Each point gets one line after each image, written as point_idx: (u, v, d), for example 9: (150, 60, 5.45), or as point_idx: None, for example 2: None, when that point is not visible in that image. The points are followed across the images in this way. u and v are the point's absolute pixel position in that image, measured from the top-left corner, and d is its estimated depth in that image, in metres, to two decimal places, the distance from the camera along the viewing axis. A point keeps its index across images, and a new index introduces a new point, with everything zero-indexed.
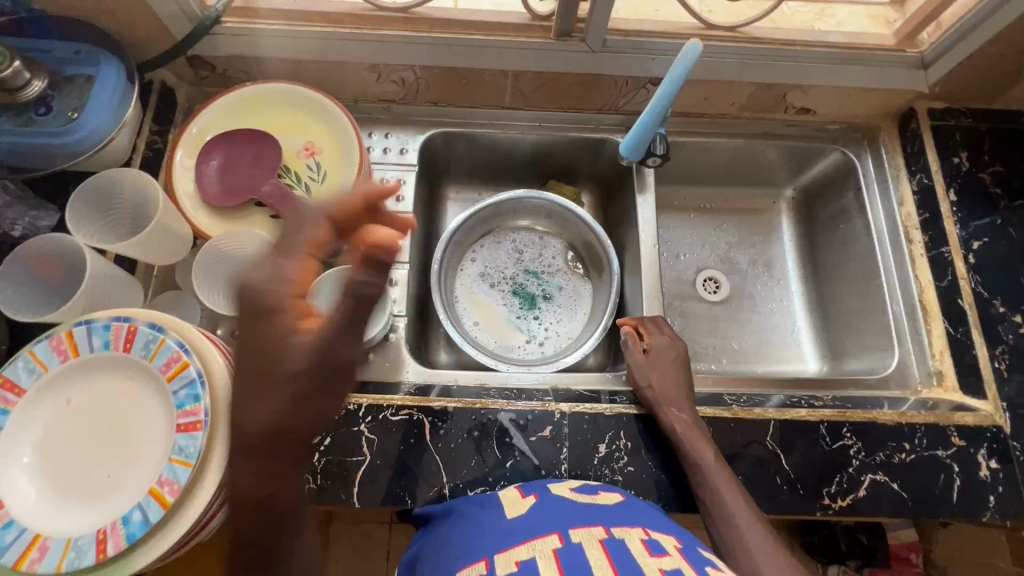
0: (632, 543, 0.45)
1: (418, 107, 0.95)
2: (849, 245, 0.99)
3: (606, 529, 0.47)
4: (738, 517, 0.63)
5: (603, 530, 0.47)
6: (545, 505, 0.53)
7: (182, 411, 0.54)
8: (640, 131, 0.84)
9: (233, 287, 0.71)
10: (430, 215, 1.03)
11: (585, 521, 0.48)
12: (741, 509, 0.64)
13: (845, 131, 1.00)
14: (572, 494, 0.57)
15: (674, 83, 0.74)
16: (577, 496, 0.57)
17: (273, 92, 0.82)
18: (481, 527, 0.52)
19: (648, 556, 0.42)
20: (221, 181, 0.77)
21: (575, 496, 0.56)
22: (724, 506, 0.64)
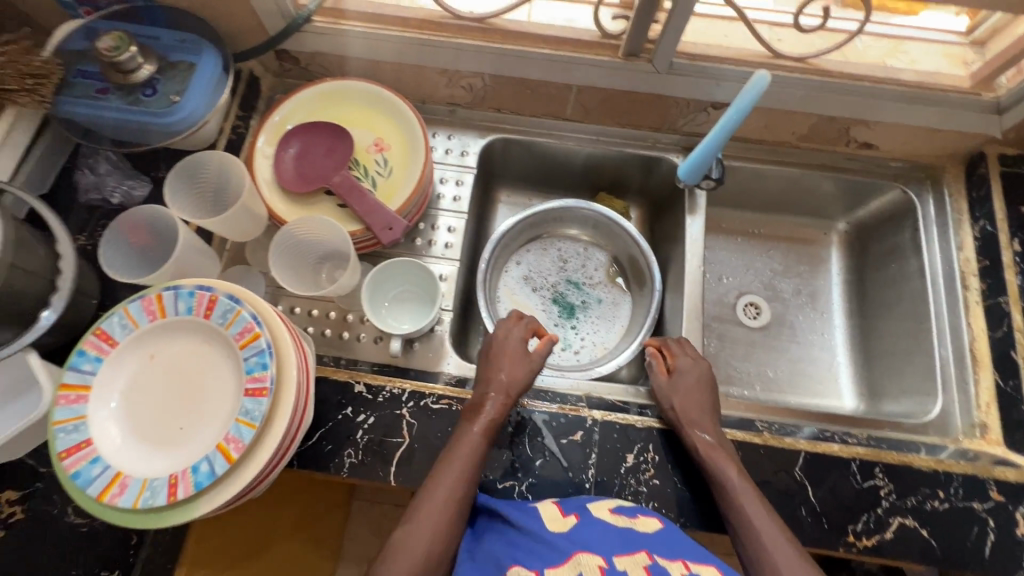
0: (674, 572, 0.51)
1: (482, 112, 0.99)
2: (900, 285, 0.98)
3: (649, 556, 0.53)
4: (764, 533, 0.62)
5: (646, 555, 0.53)
6: (588, 528, 0.58)
7: (251, 377, 0.60)
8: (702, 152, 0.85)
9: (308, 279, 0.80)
10: (482, 217, 1.07)
11: (628, 547, 0.55)
12: (768, 524, 0.63)
13: (909, 169, 0.98)
14: (611, 517, 0.62)
15: (740, 112, 0.75)
16: (617, 519, 0.61)
17: (349, 89, 0.88)
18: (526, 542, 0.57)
19: None
20: (296, 169, 0.83)
21: (614, 519, 0.61)
22: (747, 521, 0.64)
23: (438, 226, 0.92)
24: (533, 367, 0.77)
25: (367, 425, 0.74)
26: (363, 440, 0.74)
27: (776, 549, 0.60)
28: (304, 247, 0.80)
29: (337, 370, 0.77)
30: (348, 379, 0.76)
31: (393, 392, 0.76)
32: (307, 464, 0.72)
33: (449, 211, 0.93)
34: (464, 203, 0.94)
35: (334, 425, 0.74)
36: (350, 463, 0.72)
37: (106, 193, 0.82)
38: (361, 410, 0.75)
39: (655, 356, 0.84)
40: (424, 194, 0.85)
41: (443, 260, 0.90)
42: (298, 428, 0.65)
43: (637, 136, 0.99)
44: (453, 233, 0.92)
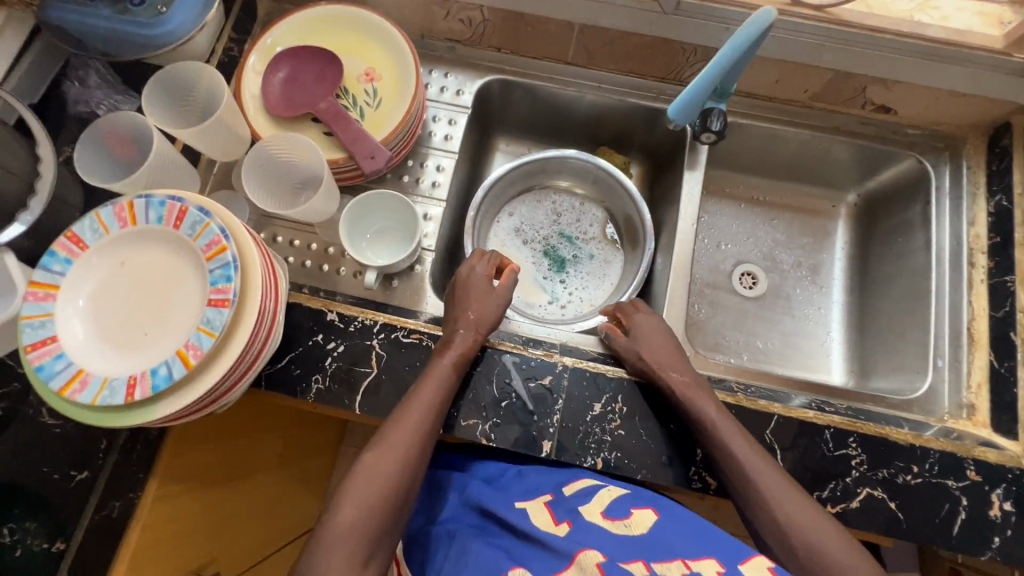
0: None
1: (481, 51, 0.95)
2: (904, 260, 0.93)
3: (646, 565, 0.51)
4: (748, 463, 0.63)
5: (644, 567, 0.51)
6: (584, 532, 0.57)
7: (214, 288, 0.60)
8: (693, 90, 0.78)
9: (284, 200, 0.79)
10: (476, 162, 1.05)
11: (625, 553, 0.53)
12: (750, 452, 0.64)
13: (927, 138, 0.92)
14: (606, 522, 0.59)
15: (737, 48, 0.70)
16: (611, 524, 0.59)
17: (343, 15, 0.85)
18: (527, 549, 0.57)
19: None
20: (283, 93, 0.81)
21: (609, 524, 0.58)
22: (730, 454, 0.65)
23: (427, 164, 0.90)
24: (501, 302, 0.79)
25: (336, 353, 0.74)
26: (331, 368, 0.74)
27: (761, 477, 0.62)
28: (284, 169, 0.79)
29: (311, 297, 0.77)
30: (321, 307, 0.76)
31: (364, 323, 0.75)
32: (275, 386, 0.73)
33: (439, 150, 0.91)
34: (456, 143, 0.91)
35: (304, 351, 0.74)
36: (317, 388, 0.73)
37: (94, 106, 0.81)
38: (332, 338, 0.75)
39: (609, 325, 0.84)
40: (412, 129, 0.83)
41: (430, 200, 0.88)
42: (262, 347, 0.65)
43: (641, 86, 0.95)
44: (442, 173, 0.90)
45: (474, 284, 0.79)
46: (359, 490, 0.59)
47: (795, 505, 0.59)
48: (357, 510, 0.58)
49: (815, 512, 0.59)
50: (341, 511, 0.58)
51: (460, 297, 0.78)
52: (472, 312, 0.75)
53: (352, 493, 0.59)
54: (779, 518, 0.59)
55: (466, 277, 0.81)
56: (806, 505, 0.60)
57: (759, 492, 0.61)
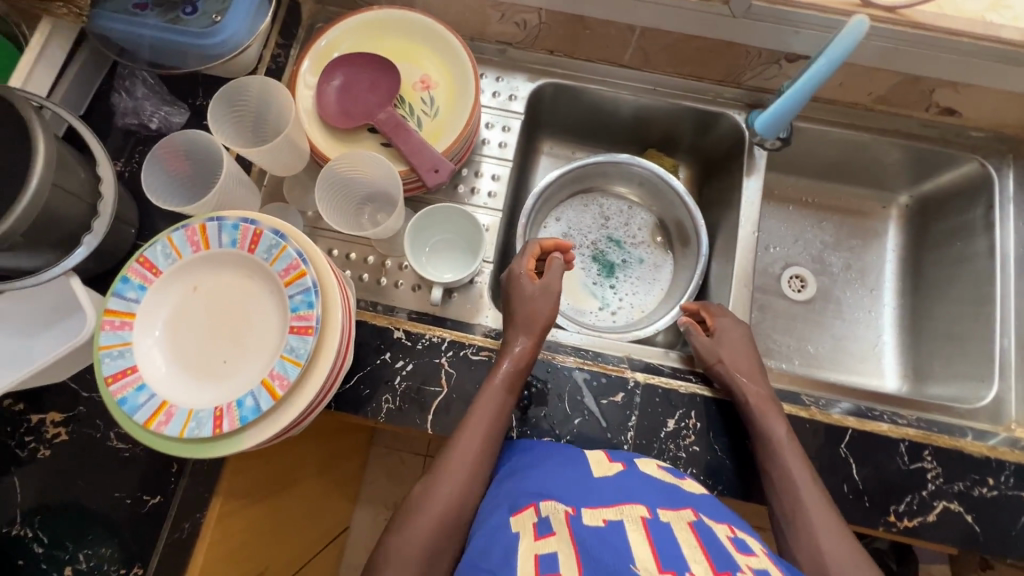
0: (721, 536, 0.50)
1: (532, 54, 0.92)
2: (963, 265, 0.92)
3: (694, 513, 0.52)
4: (803, 492, 0.64)
5: (692, 514, 0.52)
6: (635, 478, 0.58)
7: (296, 315, 0.58)
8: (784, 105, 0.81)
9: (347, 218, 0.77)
10: (524, 166, 1.03)
11: (672, 503, 0.54)
12: (807, 481, 0.65)
13: (990, 140, 0.90)
14: (660, 472, 0.61)
15: (831, 63, 0.69)
16: (665, 475, 0.60)
17: (397, 19, 0.82)
18: (572, 479, 0.57)
19: (737, 553, 0.47)
20: (339, 102, 0.79)
21: (662, 474, 0.60)
22: (790, 478, 0.65)
23: (482, 172, 0.88)
24: (551, 299, 0.74)
25: (405, 371, 0.73)
26: (401, 387, 0.73)
27: (813, 509, 0.62)
28: (351, 187, 0.77)
29: (376, 314, 0.76)
30: (386, 324, 0.75)
31: (432, 340, 0.74)
32: (345, 406, 0.72)
33: (493, 158, 0.89)
34: (511, 150, 0.89)
35: (372, 369, 0.73)
36: (387, 408, 0.72)
37: (144, 119, 0.79)
38: (400, 356, 0.74)
39: (690, 321, 0.83)
40: (470, 139, 0.81)
41: (485, 210, 0.86)
42: (340, 369, 0.64)
43: (697, 89, 0.93)
44: (497, 181, 0.88)
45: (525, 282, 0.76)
46: (431, 496, 0.62)
47: (835, 537, 0.60)
48: (433, 515, 0.60)
49: (858, 552, 0.59)
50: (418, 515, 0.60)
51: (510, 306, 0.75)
52: (523, 315, 0.73)
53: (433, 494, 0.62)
54: (820, 542, 0.60)
55: (516, 273, 0.77)
56: (847, 537, 0.60)
57: (808, 520, 0.62)
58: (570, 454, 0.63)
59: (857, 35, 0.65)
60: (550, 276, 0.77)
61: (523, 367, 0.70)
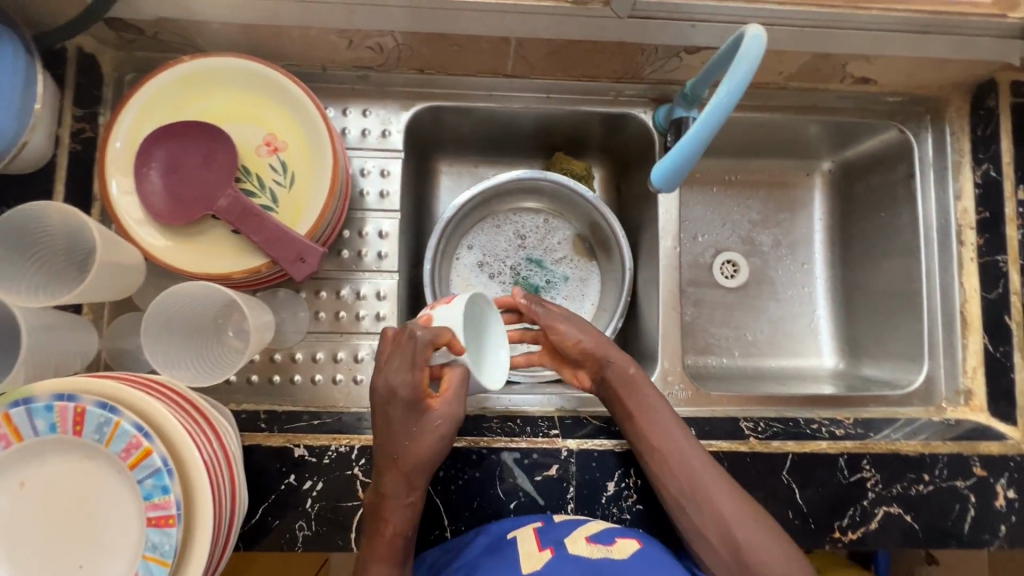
0: None
1: (401, 75, 0.78)
2: (889, 236, 0.89)
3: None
4: (699, 470, 0.62)
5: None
6: (563, 561, 0.55)
7: (151, 504, 0.49)
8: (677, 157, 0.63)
9: (189, 347, 0.61)
10: (419, 196, 0.91)
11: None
12: (696, 453, 0.63)
13: (905, 104, 0.85)
14: (588, 548, 0.58)
15: (732, 92, 0.58)
16: (593, 549, 0.58)
17: (216, 70, 0.66)
18: None
19: None
20: (166, 190, 0.64)
21: (591, 550, 0.57)
22: (685, 461, 0.63)
23: (366, 231, 0.76)
24: (441, 434, 0.57)
25: (316, 492, 0.65)
26: (314, 509, 0.65)
27: (707, 478, 0.62)
28: (198, 308, 0.62)
29: (271, 434, 0.66)
30: (284, 443, 0.66)
31: (339, 452, 0.66)
32: (254, 542, 0.64)
33: (378, 212, 0.77)
34: (395, 198, 0.77)
35: (278, 497, 0.65)
36: (304, 535, 0.65)
37: None
38: (306, 476, 0.65)
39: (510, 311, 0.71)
40: (339, 205, 0.69)
41: (380, 274, 0.76)
42: (228, 529, 0.56)
43: (596, 90, 0.82)
44: (386, 239, 0.77)
45: (408, 407, 0.56)
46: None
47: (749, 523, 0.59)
48: None
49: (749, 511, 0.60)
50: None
51: (387, 437, 0.57)
52: (403, 461, 0.57)
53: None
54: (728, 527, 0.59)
55: (391, 388, 0.55)
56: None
57: (709, 492, 0.61)
58: (497, 551, 0.59)
59: (749, 73, 0.57)
60: (449, 398, 0.56)
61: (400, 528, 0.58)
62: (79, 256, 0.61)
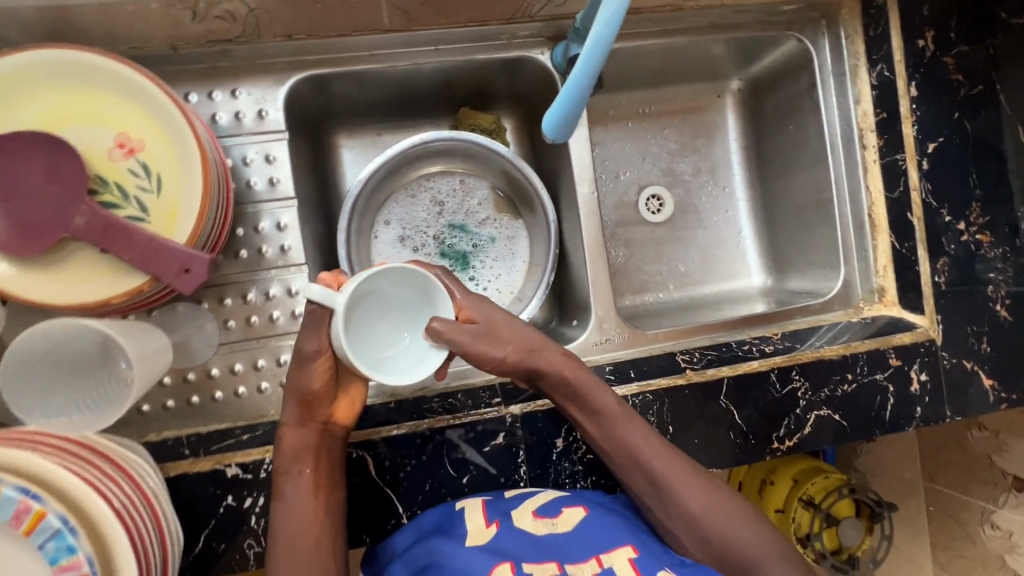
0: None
1: (269, 44, 0.69)
2: (798, 149, 0.90)
3: (559, 565, 0.54)
4: (660, 466, 0.63)
5: (556, 567, 0.53)
6: (509, 536, 0.58)
7: (59, 567, 0.45)
8: (565, 103, 0.59)
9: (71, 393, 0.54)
10: (320, 176, 0.84)
11: (540, 554, 0.55)
12: (658, 452, 0.63)
13: (801, 11, 0.83)
14: (535, 523, 0.60)
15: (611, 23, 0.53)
16: (539, 524, 0.60)
17: (34, 66, 0.56)
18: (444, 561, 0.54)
19: None
20: (6, 217, 0.55)
21: (537, 527, 0.60)
22: (644, 461, 0.63)
23: (262, 225, 0.70)
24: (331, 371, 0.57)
25: (259, 508, 0.62)
26: (261, 525, 0.62)
27: (668, 474, 0.62)
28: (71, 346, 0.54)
29: (197, 459, 0.62)
30: (214, 464, 0.62)
31: (275, 463, 0.63)
32: (202, 571, 0.61)
33: (271, 202, 0.70)
34: (287, 184, 0.71)
35: (219, 521, 0.62)
36: (255, 553, 0.62)
37: None
38: (245, 494, 0.62)
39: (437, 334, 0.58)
40: (218, 203, 0.62)
41: (287, 270, 0.70)
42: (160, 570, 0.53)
43: (487, 35, 0.75)
44: (286, 230, 0.71)
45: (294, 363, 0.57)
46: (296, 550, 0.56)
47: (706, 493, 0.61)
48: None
49: (713, 492, 0.62)
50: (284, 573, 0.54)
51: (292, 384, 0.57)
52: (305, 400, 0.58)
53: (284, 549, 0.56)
54: (692, 512, 0.61)
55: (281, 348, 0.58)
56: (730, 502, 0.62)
57: (673, 490, 0.61)
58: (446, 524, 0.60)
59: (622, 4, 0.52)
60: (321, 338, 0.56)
61: (318, 463, 0.59)
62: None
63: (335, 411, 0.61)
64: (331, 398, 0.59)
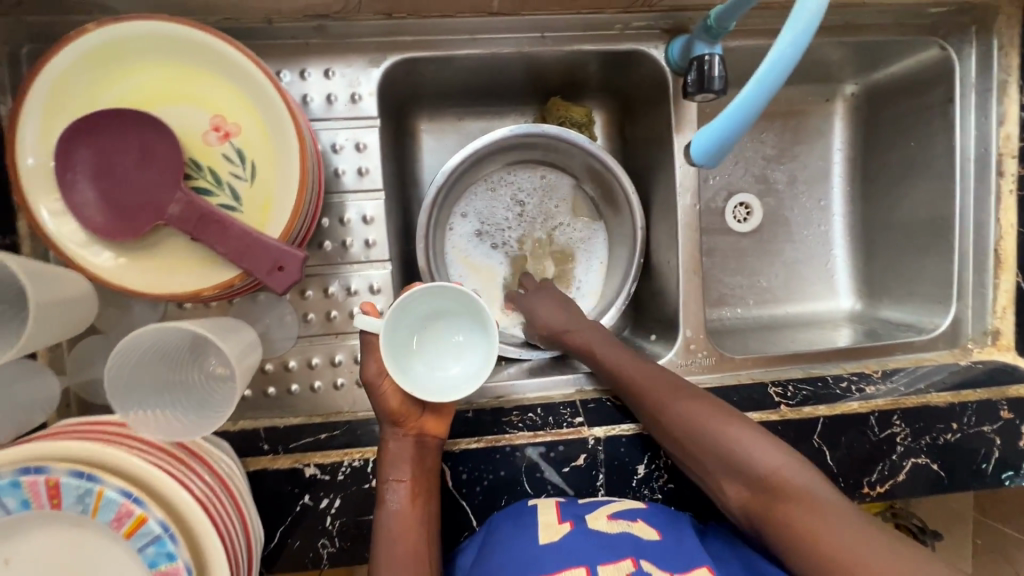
0: None
1: (368, 23, 0.65)
2: (916, 169, 0.82)
3: (635, 563, 0.51)
4: (721, 440, 0.57)
5: (632, 565, 0.51)
6: (583, 533, 0.55)
7: (157, 571, 0.44)
8: (725, 127, 0.55)
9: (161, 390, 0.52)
10: (401, 164, 0.80)
11: (614, 553, 0.53)
12: (670, 390, 0.63)
13: (950, 14, 0.74)
14: (609, 525, 0.58)
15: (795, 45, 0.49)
16: (613, 527, 0.58)
17: (135, 39, 0.53)
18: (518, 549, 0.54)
19: None
20: (103, 199, 0.53)
21: (611, 528, 0.57)
22: (702, 435, 0.59)
23: (348, 217, 0.67)
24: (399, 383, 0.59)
25: (335, 510, 0.62)
26: (336, 526, 0.62)
27: (677, 397, 0.62)
28: (167, 349, 0.52)
29: (277, 456, 0.61)
30: (293, 463, 0.61)
31: (354, 467, 0.61)
32: (277, 566, 0.61)
33: (358, 194, 0.67)
34: (376, 175, 0.67)
35: (296, 519, 0.61)
36: (328, 553, 0.62)
37: None
38: (322, 494, 0.61)
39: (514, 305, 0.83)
40: (312, 196, 0.59)
41: (370, 265, 0.67)
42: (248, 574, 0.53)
43: (598, 24, 0.69)
44: (371, 224, 0.67)
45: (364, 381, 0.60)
46: (396, 557, 0.55)
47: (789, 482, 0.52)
48: None
49: (722, 415, 0.60)
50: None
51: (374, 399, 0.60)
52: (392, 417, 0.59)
53: (384, 557, 0.55)
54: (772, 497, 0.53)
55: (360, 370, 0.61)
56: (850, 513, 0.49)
57: (686, 420, 0.60)
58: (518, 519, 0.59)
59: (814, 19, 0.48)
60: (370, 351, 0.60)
61: (412, 474, 0.59)
62: (9, 294, 0.49)
63: (426, 423, 0.61)
64: (417, 412, 0.60)
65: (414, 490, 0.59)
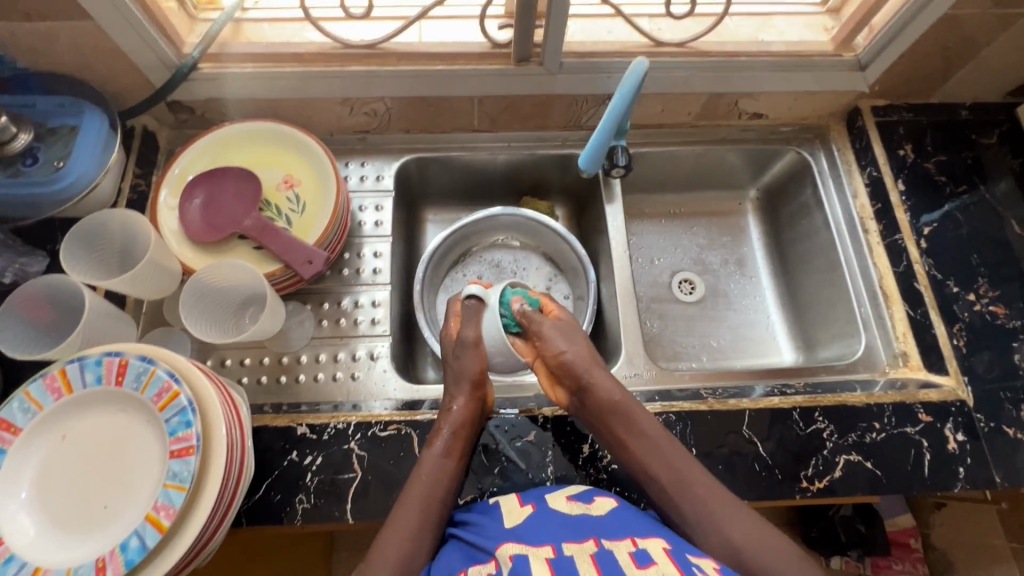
0: (621, 556, 0.52)
1: (392, 135, 0.99)
2: (811, 238, 1.03)
3: (596, 541, 0.54)
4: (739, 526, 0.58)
5: (594, 542, 0.54)
6: (544, 515, 0.60)
7: (175, 437, 0.57)
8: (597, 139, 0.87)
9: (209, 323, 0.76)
10: (410, 237, 1.05)
11: (578, 535, 0.56)
12: (692, 471, 0.63)
13: (798, 132, 1.06)
14: (569, 505, 0.62)
15: (625, 96, 0.80)
16: (572, 507, 0.62)
17: (250, 130, 0.86)
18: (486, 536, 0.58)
19: (636, 568, 0.49)
20: (205, 215, 0.80)
21: (571, 507, 0.62)
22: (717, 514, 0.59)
23: (364, 253, 0.91)
24: (481, 352, 0.71)
25: (316, 467, 0.72)
26: (314, 483, 0.71)
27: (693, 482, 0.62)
28: (226, 293, 0.77)
29: (277, 416, 0.75)
30: (288, 422, 0.74)
31: (337, 428, 0.74)
32: (257, 519, 0.69)
33: (374, 238, 0.93)
34: (387, 227, 0.94)
35: (281, 473, 0.71)
36: (303, 509, 0.69)
37: None
38: (307, 452, 0.72)
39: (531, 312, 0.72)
40: (340, 227, 0.83)
41: (375, 286, 0.89)
42: (235, 487, 0.62)
43: (547, 138, 1.02)
44: (380, 258, 0.91)
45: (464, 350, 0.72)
46: (429, 496, 0.64)
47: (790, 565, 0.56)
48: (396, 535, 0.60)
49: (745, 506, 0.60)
50: (401, 510, 0.62)
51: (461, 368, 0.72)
52: (469, 381, 0.71)
53: (416, 495, 0.64)
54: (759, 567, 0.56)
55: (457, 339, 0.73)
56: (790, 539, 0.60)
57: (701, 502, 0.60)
58: (484, 513, 0.64)
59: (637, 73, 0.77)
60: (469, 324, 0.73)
61: (466, 434, 0.70)
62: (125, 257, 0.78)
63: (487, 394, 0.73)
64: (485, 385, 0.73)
65: (462, 449, 0.69)
